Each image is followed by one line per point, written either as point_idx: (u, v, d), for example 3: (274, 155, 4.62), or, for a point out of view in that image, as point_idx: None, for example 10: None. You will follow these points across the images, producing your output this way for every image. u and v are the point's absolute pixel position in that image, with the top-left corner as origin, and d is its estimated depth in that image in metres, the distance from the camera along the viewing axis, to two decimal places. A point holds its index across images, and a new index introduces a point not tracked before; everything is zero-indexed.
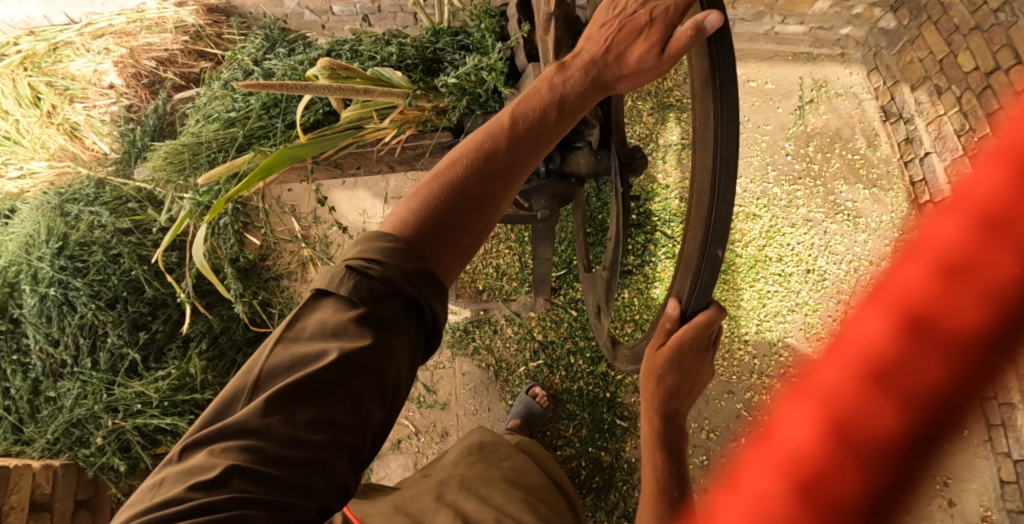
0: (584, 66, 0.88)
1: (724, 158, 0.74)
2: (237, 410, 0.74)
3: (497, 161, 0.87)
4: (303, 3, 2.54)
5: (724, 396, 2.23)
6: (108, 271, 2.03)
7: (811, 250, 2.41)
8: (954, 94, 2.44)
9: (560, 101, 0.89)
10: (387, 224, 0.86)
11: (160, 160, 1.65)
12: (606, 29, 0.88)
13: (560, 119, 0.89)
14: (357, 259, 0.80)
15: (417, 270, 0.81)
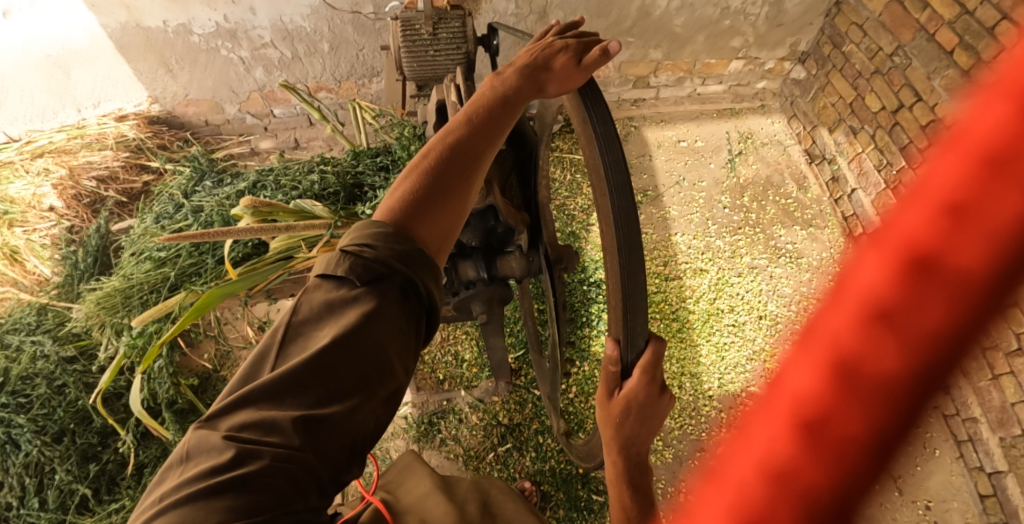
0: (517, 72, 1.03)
1: (622, 216, 0.85)
2: (262, 374, 0.80)
3: (459, 152, 0.98)
4: (244, 108, 2.59)
5: (697, 455, 2.18)
6: (52, 404, 1.92)
7: (760, 296, 2.51)
8: (868, 132, 2.60)
9: (502, 100, 1.02)
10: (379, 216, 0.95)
11: (92, 305, 1.58)
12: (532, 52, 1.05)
13: (500, 114, 1.01)
14: (352, 244, 0.88)
15: (406, 250, 0.89)
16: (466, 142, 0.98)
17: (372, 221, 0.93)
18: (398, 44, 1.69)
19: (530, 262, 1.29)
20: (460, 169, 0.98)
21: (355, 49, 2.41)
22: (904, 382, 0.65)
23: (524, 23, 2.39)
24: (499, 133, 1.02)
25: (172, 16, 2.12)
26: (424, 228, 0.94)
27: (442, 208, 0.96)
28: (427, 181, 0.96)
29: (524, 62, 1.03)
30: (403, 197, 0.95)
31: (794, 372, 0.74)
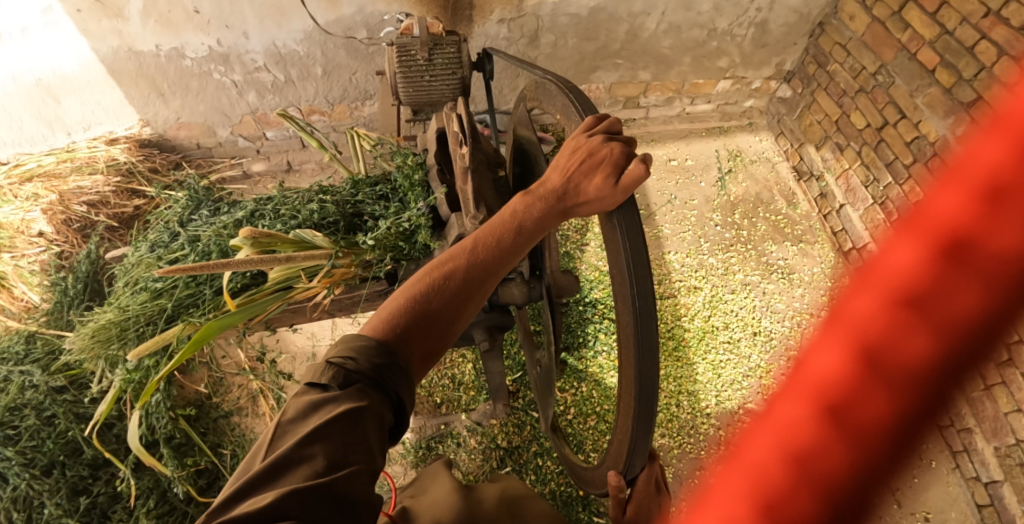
0: (549, 197, 0.97)
1: (642, 321, 0.92)
2: (257, 463, 0.81)
3: (458, 279, 0.97)
4: (237, 131, 2.58)
5: (697, 473, 2.17)
6: (41, 436, 1.88)
7: (753, 313, 2.53)
8: (854, 149, 2.65)
9: (518, 228, 0.98)
10: (368, 327, 0.95)
11: (86, 339, 1.57)
12: (573, 157, 0.97)
13: (513, 243, 0.98)
14: (338, 355, 0.89)
15: (386, 365, 0.90)
16: (469, 269, 0.97)
17: (360, 333, 0.93)
18: (393, 70, 1.70)
19: (532, 288, 1.28)
20: (463, 291, 0.97)
21: (347, 73, 2.42)
22: (891, 425, 0.71)
23: (515, 47, 2.42)
24: (510, 256, 0.99)
25: (164, 40, 2.13)
26: (411, 347, 0.94)
27: (438, 326, 0.96)
28: (427, 300, 0.96)
29: (557, 187, 0.97)
30: (399, 310, 0.95)
31: (784, 416, 0.81)
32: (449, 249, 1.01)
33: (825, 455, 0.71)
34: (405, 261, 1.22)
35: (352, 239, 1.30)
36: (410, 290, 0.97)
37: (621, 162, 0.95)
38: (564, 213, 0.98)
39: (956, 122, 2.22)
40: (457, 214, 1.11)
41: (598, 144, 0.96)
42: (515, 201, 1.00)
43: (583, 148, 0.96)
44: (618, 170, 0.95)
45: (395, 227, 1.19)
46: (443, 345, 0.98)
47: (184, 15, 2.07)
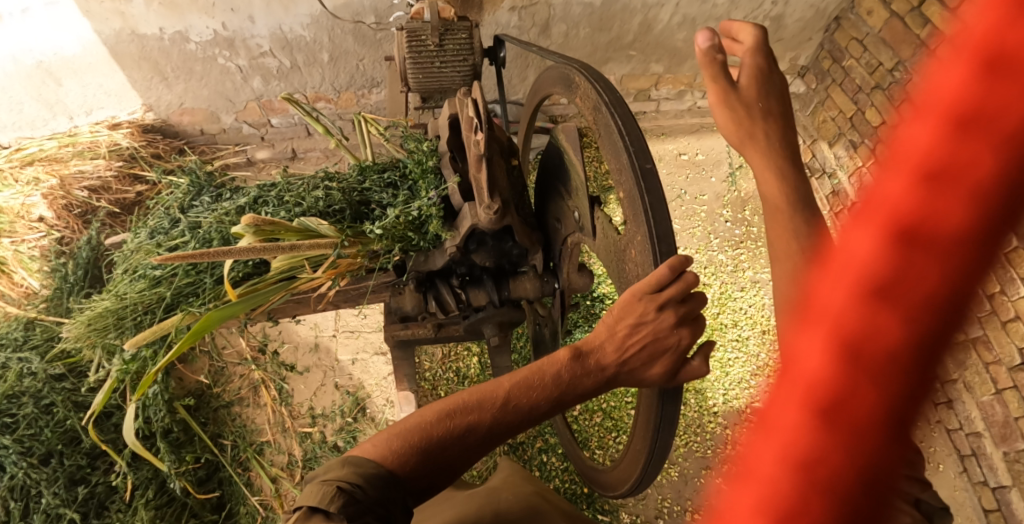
0: (599, 376, 0.89)
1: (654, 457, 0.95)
2: None
3: (485, 428, 0.85)
4: (241, 117, 2.55)
5: (702, 472, 2.14)
6: (39, 424, 1.85)
7: (763, 311, 2.49)
8: (869, 146, 2.59)
9: (561, 399, 0.88)
10: (372, 448, 0.81)
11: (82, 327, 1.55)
12: (635, 337, 0.87)
13: (549, 410, 0.88)
14: (345, 480, 0.74)
15: (393, 500, 0.76)
16: (504, 418, 0.86)
17: (365, 456, 0.79)
18: (403, 56, 1.66)
19: (545, 283, 1.25)
20: (478, 450, 0.85)
21: (355, 60, 2.38)
22: (882, 421, 0.75)
23: (526, 36, 2.37)
24: (539, 420, 0.89)
25: (168, 23, 2.08)
26: (419, 481, 0.81)
27: (445, 478, 0.84)
28: (445, 449, 0.83)
29: (610, 364, 0.88)
30: (413, 444, 0.81)
31: (785, 421, 0.81)
32: (475, 387, 0.88)
33: (845, 407, 0.76)
34: (414, 252, 1.19)
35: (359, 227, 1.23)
36: (429, 424, 0.83)
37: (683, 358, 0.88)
38: (610, 386, 0.91)
39: None
40: (469, 203, 1.06)
41: (671, 329, 0.87)
42: (568, 360, 0.88)
43: (649, 332, 0.86)
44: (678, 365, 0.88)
45: (404, 215, 1.12)
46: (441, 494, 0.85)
47: None
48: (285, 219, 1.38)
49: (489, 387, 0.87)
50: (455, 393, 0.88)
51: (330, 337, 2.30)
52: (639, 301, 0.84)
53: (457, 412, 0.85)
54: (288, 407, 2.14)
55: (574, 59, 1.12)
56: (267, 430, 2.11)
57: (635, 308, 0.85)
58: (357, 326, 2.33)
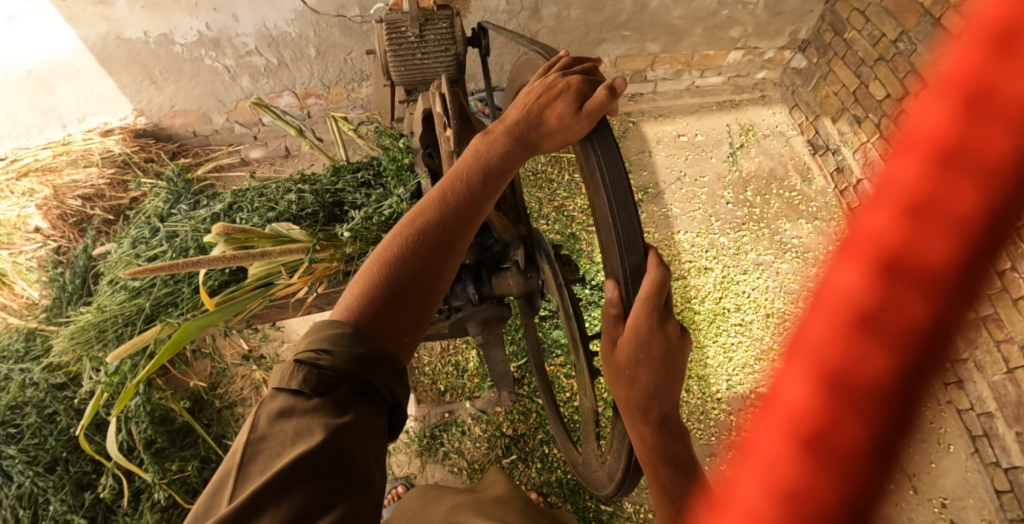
0: (508, 130, 0.89)
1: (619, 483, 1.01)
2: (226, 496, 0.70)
3: (431, 240, 0.87)
4: (232, 117, 2.52)
5: (706, 460, 2.12)
6: (43, 433, 1.86)
7: (766, 294, 2.44)
8: (873, 121, 2.51)
9: (484, 170, 0.89)
10: (336, 312, 0.85)
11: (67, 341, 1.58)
12: (528, 96, 0.89)
13: (485, 188, 0.89)
14: (308, 351, 0.79)
15: (366, 351, 0.80)
16: (448, 217, 0.88)
17: (330, 318, 0.84)
18: (384, 48, 1.62)
19: (530, 278, 1.17)
20: (429, 262, 0.87)
21: (342, 53, 2.33)
22: (871, 455, 0.55)
23: (516, 21, 2.31)
24: (483, 197, 0.90)
25: (153, 26, 2.05)
26: (393, 329, 0.84)
27: (418, 294, 0.87)
28: (397, 269, 0.86)
29: (523, 132, 0.88)
30: (369, 284, 0.85)
31: (760, 456, 0.56)
32: (414, 207, 0.92)
33: (815, 431, 0.57)
34: None
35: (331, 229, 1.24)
36: (376, 258, 0.87)
37: (586, 94, 0.86)
38: (531, 149, 0.90)
39: None
40: None
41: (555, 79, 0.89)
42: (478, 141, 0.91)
43: (547, 87, 0.87)
44: (583, 100, 0.86)
45: (377, 216, 1.16)
46: (426, 314, 0.88)
47: None
48: (256, 226, 1.35)
49: (420, 202, 0.91)
50: (398, 224, 0.92)
51: None
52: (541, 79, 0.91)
53: (406, 232, 0.88)
54: None
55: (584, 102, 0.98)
56: None
57: (534, 85, 0.90)
58: None
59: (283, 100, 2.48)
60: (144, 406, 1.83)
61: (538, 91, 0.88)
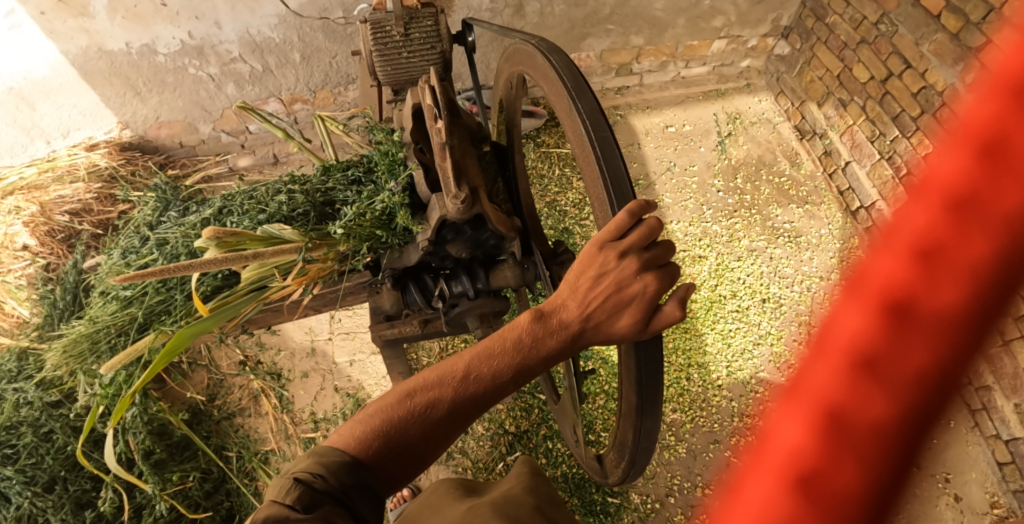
0: (558, 334, 0.92)
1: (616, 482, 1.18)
2: None
3: (456, 408, 0.90)
4: (219, 126, 2.50)
5: (711, 447, 2.13)
6: (40, 452, 1.83)
7: (761, 279, 2.45)
8: (859, 104, 2.53)
9: (523, 363, 0.91)
10: (335, 439, 0.88)
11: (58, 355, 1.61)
12: (594, 291, 0.92)
13: (514, 380, 0.92)
14: (305, 471, 0.81)
15: (356, 484, 0.83)
16: (474, 390, 0.90)
17: (329, 444, 0.86)
18: (370, 49, 1.61)
19: (525, 270, 1.21)
20: (442, 425, 0.90)
21: (327, 57, 2.32)
22: (861, 495, 0.76)
23: (500, 18, 2.31)
24: (506, 387, 0.92)
25: (134, 37, 2.03)
26: (389, 472, 0.87)
27: (415, 458, 0.89)
28: (407, 428, 0.88)
29: (572, 320, 0.92)
30: (378, 428, 0.87)
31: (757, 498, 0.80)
32: (440, 365, 0.94)
33: (811, 474, 0.80)
34: (389, 248, 1.17)
35: (323, 229, 1.24)
36: (389, 406, 0.89)
37: (650, 304, 0.92)
38: (575, 350, 0.94)
39: (966, 69, 2.08)
40: (436, 195, 1.04)
41: (630, 276, 0.91)
42: (529, 323, 0.92)
43: (614, 280, 0.91)
44: (648, 313, 0.92)
45: (370, 213, 1.13)
46: (415, 475, 0.90)
47: (151, 8, 1.97)
48: (248, 228, 1.39)
49: (449, 364, 0.92)
50: (418, 372, 0.93)
51: (326, 341, 2.27)
52: (602, 250, 0.92)
53: (425, 384, 0.91)
54: (289, 414, 2.13)
55: (580, 107, 1.01)
56: (271, 438, 2.09)
57: (597, 259, 0.92)
58: (352, 327, 2.30)
59: (269, 107, 2.46)
60: (143, 418, 1.82)
61: (604, 275, 0.91)
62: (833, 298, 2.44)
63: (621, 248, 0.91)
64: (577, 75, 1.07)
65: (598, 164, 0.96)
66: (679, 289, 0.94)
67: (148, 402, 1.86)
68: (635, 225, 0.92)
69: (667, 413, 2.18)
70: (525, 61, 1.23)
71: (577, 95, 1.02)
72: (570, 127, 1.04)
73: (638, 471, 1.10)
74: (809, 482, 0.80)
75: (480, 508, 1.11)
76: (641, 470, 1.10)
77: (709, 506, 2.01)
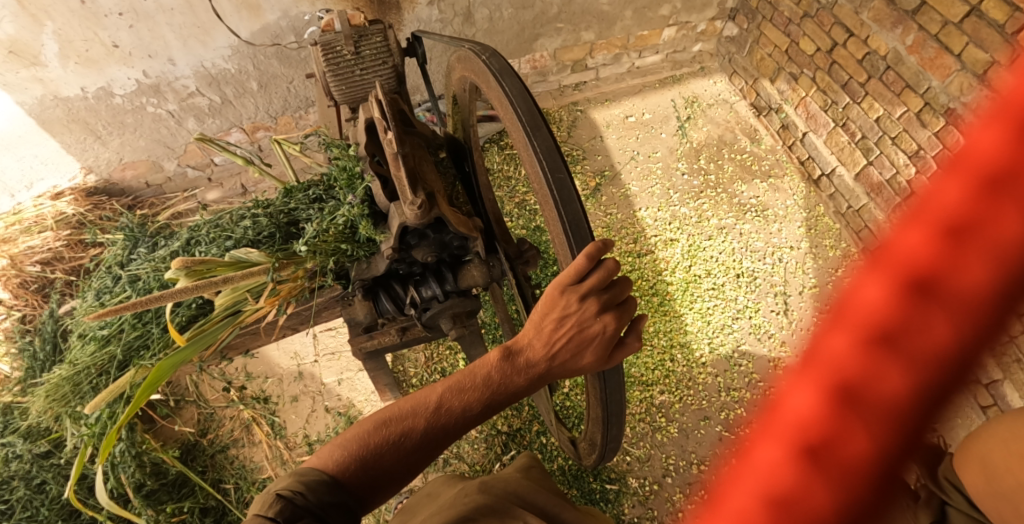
0: (525, 371, 0.98)
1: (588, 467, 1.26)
2: None
3: (430, 435, 0.95)
4: (184, 162, 2.49)
5: (701, 424, 2.17)
6: (35, 504, 1.82)
7: (734, 256, 2.51)
8: (809, 76, 2.60)
9: (490, 395, 0.97)
10: (316, 460, 0.91)
11: (40, 401, 1.62)
12: (557, 331, 0.97)
13: (483, 413, 0.98)
14: (288, 487, 0.84)
15: (335, 501, 0.86)
16: (448, 420, 0.96)
17: (311, 464, 0.90)
18: (322, 70, 1.62)
19: (491, 267, 1.24)
20: (415, 454, 0.94)
21: (284, 83, 2.33)
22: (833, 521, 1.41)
23: (450, 27, 2.35)
24: (475, 420, 0.98)
25: (89, 81, 2.03)
26: (365, 492, 0.90)
27: (389, 483, 0.93)
28: (382, 453, 0.92)
29: (539, 360, 0.98)
30: (356, 453, 0.91)
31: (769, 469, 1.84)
32: (414, 395, 0.98)
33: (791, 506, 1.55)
34: (357, 260, 1.21)
35: (289, 248, 1.29)
36: (367, 433, 0.93)
37: (611, 340, 0.98)
38: (541, 385, 1.01)
39: (905, 32, 2.13)
40: (395, 203, 1.10)
41: (591, 315, 0.97)
42: (497, 360, 0.98)
43: (576, 322, 0.97)
44: (611, 347, 0.99)
45: (333, 227, 1.18)
46: (388, 498, 0.95)
47: (103, 51, 1.97)
48: (216, 255, 1.46)
49: (423, 395, 0.97)
50: (394, 402, 0.98)
51: (312, 363, 2.28)
52: (563, 293, 0.96)
53: (400, 413, 0.95)
54: (282, 440, 2.13)
55: (517, 104, 1.03)
56: (267, 466, 2.09)
57: (559, 302, 0.96)
58: (337, 346, 2.31)
59: (232, 137, 2.46)
60: (130, 453, 1.81)
61: (565, 314, 0.97)
62: (805, 266, 2.50)
63: (581, 291, 0.95)
64: (531, 104, 1.03)
65: (556, 209, 0.95)
66: (634, 320, 1.02)
67: (134, 437, 1.86)
68: (595, 266, 0.96)
69: (655, 395, 2.22)
70: (478, 74, 1.18)
71: (532, 132, 0.99)
72: (525, 158, 1.02)
73: (608, 454, 1.18)
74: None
75: (469, 486, 1.16)
76: (610, 454, 1.18)
77: (707, 481, 2.05)
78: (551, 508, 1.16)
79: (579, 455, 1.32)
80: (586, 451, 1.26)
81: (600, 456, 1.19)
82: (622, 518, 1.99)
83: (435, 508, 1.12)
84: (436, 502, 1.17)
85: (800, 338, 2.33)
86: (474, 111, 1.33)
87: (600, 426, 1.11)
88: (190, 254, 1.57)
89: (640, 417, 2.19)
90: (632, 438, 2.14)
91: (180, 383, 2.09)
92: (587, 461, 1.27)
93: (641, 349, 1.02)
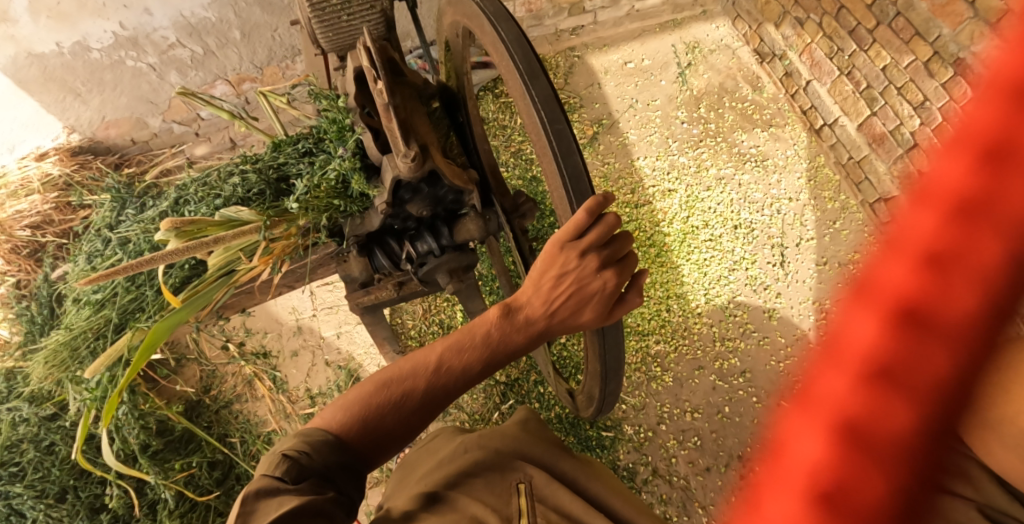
0: (525, 329, 0.97)
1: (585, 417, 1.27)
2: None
3: (430, 397, 0.95)
4: (169, 117, 2.41)
5: (696, 373, 2.19)
6: (46, 466, 1.85)
7: (732, 207, 2.48)
8: (815, 21, 2.50)
9: (492, 353, 0.97)
10: (319, 422, 0.91)
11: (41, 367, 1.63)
12: (558, 289, 0.95)
13: (483, 372, 0.97)
14: (294, 448, 0.85)
15: (340, 462, 0.87)
16: (450, 381, 0.96)
17: (314, 426, 0.90)
18: (307, 17, 1.55)
19: (487, 220, 1.22)
20: (415, 415, 0.94)
21: (268, 31, 2.23)
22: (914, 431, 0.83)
23: None
24: (476, 379, 0.98)
25: (64, 36, 1.94)
26: (369, 454, 0.91)
27: (391, 443, 0.93)
28: (383, 415, 0.92)
29: (538, 317, 0.97)
30: (357, 414, 0.91)
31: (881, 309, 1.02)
32: (413, 356, 0.97)
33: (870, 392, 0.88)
34: (350, 215, 1.19)
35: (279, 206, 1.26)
36: (369, 394, 0.93)
37: (612, 296, 0.97)
38: (544, 341, 1.00)
39: None
40: (387, 156, 1.06)
41: (591, 272, 0.95)
42: (494, 319, 0.97)
43: (576, 279, 0.95)
44: (611, 303, 0.98)
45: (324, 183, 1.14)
46: (392, 457, 0.95)
47: (75, 4, 1.87)
48: (206, 215, 1.44)
49: (423, 355, 0.97)
50: (394, 363, 0.97)
51: (310, 318, 2.28)
52: (562, 249, 0.93)
53: (399, 375, 0.95)
54: (285, 394, 2.16)
55: (513, 51, 0.97)
56: (271, 419, 2.12)
57: (559, 259, 0.94)
58: (334, 301, 2.30)
59: (217, 90, 2.38)
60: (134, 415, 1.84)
61: (565, 271, 0.94)
62: (803, 218, 2.47)
63: (581, 247, 0.93)
64: (528, 50, 0.98)
65: (555, 162, 0.92)
66: (635, 276, 1.00)
67: (137, 398, 1.89)
68: (595, 221, 0.93)
69: (651, 345, 2.24)
70: (471, 17, 1.12)
71: (530, 80, 0.94)
72: (522, 107, 0.98)
73: (607, 408, 1.19)
74: (831, 496, 0.77)
75: (465, 442, 1.18)
76: (609, 407, 1.19)
77: (700, 427, 2.10)
78: (551, 459, 1.18)
79: (576, 406, 1.33)
80: (584, 404, 1.27)
81: (598, 410, 1.19)
82: (618, 464, 2.05)
83: (434, 467, 1.14)
84: (435, 457, 1.19)
85: (799, 290, 2.33)
86: (467, 57, 1.27)
87: (599, 381, 1.11)
88: (179, 213, 1.54)
89: (636, 367, 2.22)
90: (628, 387, 2.17)
91: (178, 343, 2.08)
92: (585, 414, 1.28)
93: (642, 304, 1.01)
